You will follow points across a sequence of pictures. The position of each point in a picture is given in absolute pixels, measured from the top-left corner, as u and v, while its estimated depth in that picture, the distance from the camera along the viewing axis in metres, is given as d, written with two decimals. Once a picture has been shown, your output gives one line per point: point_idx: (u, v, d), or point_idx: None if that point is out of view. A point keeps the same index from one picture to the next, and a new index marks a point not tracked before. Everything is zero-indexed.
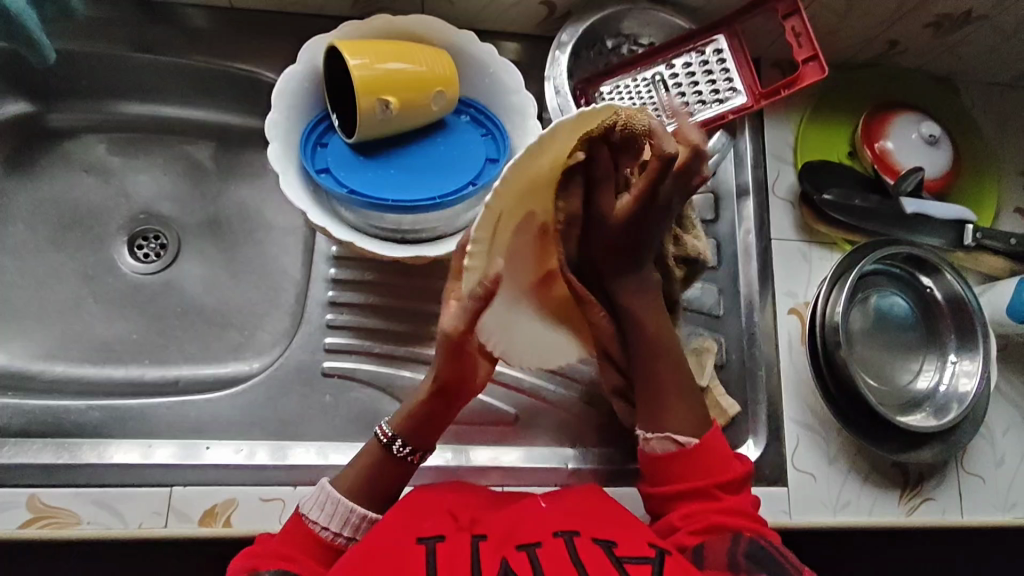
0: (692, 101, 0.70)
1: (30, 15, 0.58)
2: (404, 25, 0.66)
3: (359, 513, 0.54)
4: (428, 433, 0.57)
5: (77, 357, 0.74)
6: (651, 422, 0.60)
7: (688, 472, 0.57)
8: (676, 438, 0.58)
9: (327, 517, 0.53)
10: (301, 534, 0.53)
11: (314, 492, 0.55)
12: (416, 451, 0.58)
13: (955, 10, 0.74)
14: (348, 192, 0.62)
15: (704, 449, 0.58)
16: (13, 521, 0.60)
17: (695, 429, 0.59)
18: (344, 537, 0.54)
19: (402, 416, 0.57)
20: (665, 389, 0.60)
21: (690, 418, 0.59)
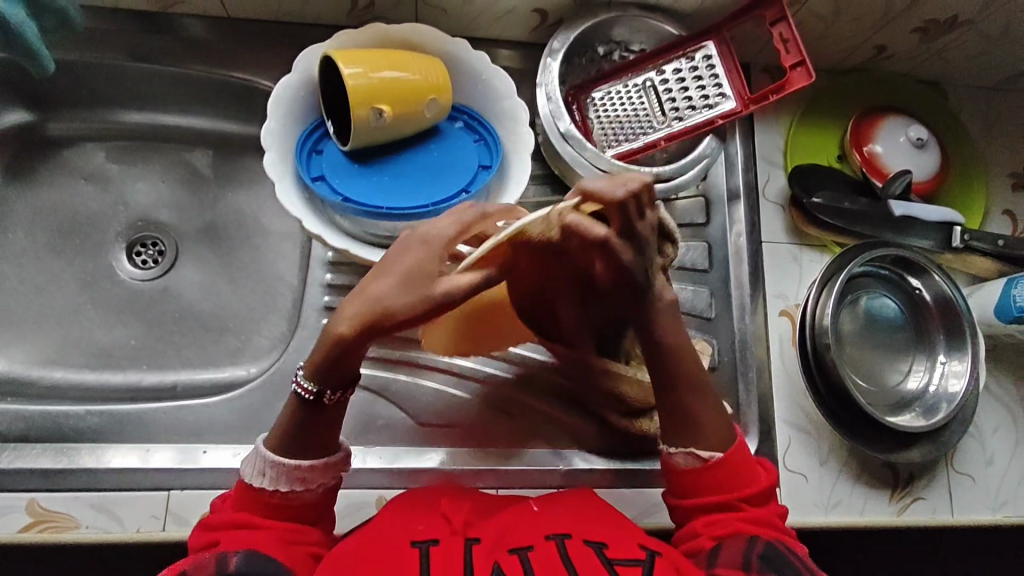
0: (682, 107, 0.71)
1: (29, 27, 0.58)
2: (398, 34, 0.67)
3: (303, 467, 0.53)
4: (351, 372, 0.53)
5: (76, 363, 0.75)
6: (676, 439, 0.59)
7: (713, 486, 0.57)
8: (699, 454, 0.58)
9: (272, 481, 0.53)
10: (253, 502, 0.53)
11: (251, 458, 0.54)
12: (343, 389, 0.54)
13: (941, 15, 0.75)
14: (343, 200, 0.63)
15: (729, 463, 0.57)
16: (13, 525, 0.61)
17: (720, 444, 0.58)
18: (295, 492, 0.53)
19: (315, 362, 0.52)
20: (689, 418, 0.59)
21: (715, 435, 0.58)
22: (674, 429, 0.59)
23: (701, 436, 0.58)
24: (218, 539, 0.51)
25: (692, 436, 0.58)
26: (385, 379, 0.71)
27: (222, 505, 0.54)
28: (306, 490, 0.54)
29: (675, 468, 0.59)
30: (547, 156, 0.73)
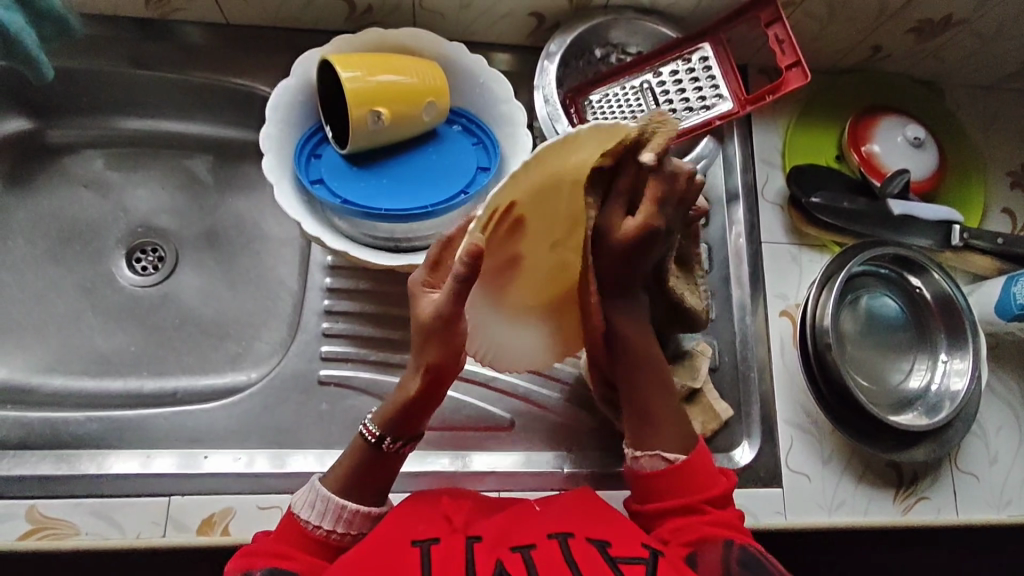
0: (680, 108, 0.71)
1: (27, 33, 0.59)
2: (395, 40, 0.68)
3: (351, 508, 0.54)
4: (415, 425, 0.56)
5: (76, 370, 0.75)
6: (639, 440, 0.60)
7: (673, 490, 0.56)
8: (664, 455, 0.58)
9: (318, 515, 0.53)
10: (294, 533, 0.53)
11: (306, 491, 0.55)
12: (404, 442, 0.56)
13: (935, 14, 0.76)
14: (342, 202, 0.63)
15: (691, 466, 0.57)
16: (12, 533, 0.61)
17: (680, 447, 0.58)
18: (337, 533, 0.53)
19: (383, 413, 0.56)
20: (655, 413, 0.59)
21: (676, 435, 0.59)
22: (637, 429, 0.60)
23: (667, 435, 0.59)
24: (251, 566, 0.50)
25: (654, 438, 0.59)
26: (386, 383, 0.70)
27: (262, 537, 0.53)
28: (345, 535, 0.54)
29: (639, 472, 0.59)
30: None
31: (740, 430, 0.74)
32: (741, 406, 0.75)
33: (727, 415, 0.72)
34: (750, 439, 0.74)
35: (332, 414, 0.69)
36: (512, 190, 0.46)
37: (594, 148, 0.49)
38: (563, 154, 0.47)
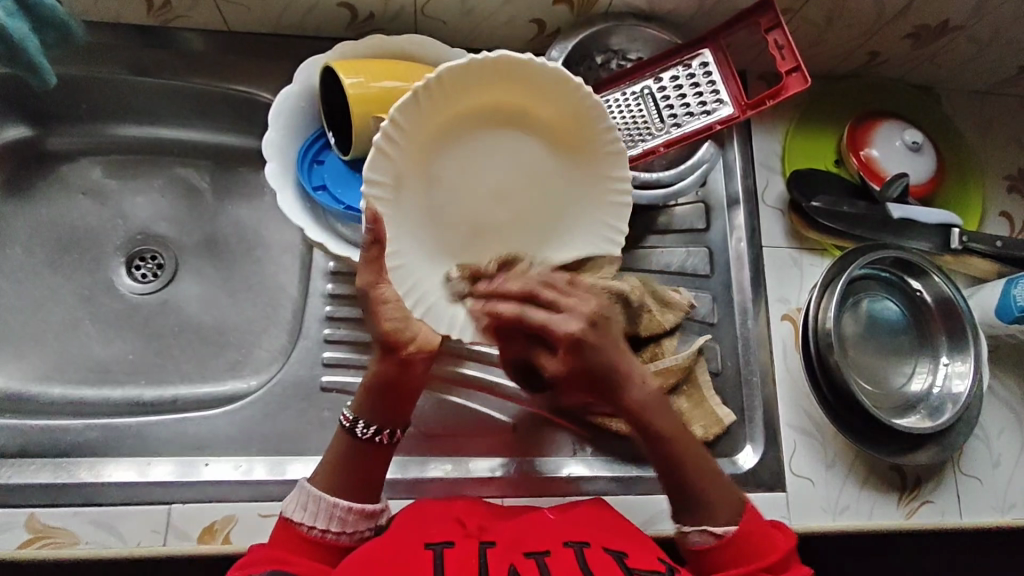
0: (680, 113, 0.71)
1: (30, 40, 0.59)
2: (396, 46, 0.68)
3: (343, 506, 0.53)
4: (396, 412, 0.57)
5: (74, 379, 0.74)
6: (687, 514, 0.57)
7: (732, 564, 0.55)
8: (715, 531, 0.56)
9: (311, 516, 0.53)
10: (291, 538, 0.52)
11: (295, 493, 0.54)
12: (383, 428, 0.56)
13: (932, 20, 0.76)
14: (345, 208, 0.64)
15: (748, 537, 0.55)
16: (11, 543, 0.60)
17: (732, 515, 0.56)
18: (331, 532, 0.53)
19: (359, 399, 0.56)
20: (699, 488, 0.57)
21: (725, 507, 0.57)
22: (682, 504, 0.58)
23: (715, 509, 0.56)
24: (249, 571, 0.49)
25: (703, 510, 0.57)
26: None
27: (261, 544, 0.52)
28: (342, 534, 0.53)
29: (691, 547, 0.57)
30: None
31: (743, 434, 0.74)
32: (744, 411, 0.75)
33: (729, 420, 0.71)
34: (753, 444, 0.73)
35: (334, 420, 0.69)
36: (406, 144, 0.52)
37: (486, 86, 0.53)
38: (433, 104, 0.52)
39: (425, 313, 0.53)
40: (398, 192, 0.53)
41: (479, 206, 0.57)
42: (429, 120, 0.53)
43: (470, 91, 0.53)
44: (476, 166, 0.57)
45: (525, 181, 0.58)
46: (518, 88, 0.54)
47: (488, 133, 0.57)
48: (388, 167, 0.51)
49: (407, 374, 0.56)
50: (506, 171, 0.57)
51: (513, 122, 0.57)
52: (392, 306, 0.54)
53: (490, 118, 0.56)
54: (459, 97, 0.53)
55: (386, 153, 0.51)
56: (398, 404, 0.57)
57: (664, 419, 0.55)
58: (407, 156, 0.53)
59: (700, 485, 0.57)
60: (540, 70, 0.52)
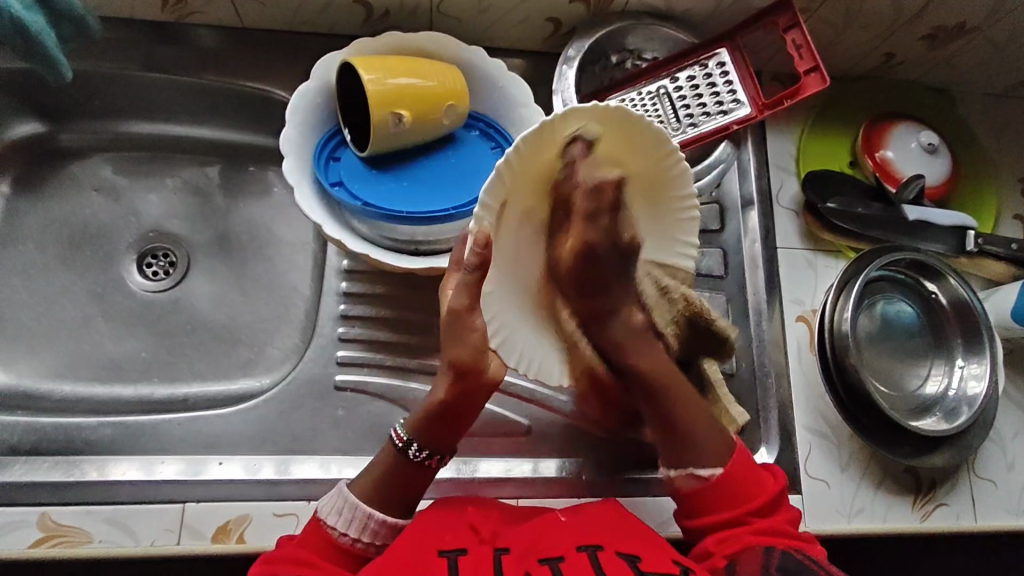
0: (697, 113, 0.71)
1: (47, 34, 0.58)
2: (414, 44, 0.68)
3: (377, 519, 0.54)
4: (450, 433, 0.58)
5: (85, 377, 0.74)
6: (673, 458, 0.60)
7: (719, 503, 0.57)
8: (699, 472, 0.58)
9: (345, 523, 0.53)
10: (320, 540, 0.53)
11: (333, 496, 0.55)
12: (434, 454, 0.57)
13: (950, 22, 0.76)
14: (363, 205, 0.63)
15: (731, 477, 0.57)
16: (23, 541, 0.59)
17: (717, 457, 0.58)
18: (362, 541, 0.53)
19: (415, 418, 0.57)
20: (693, 435, 0.59)
21: (710, 448, 0.59)
22: (670, 446, 0.60)
23: (699, 451, 0.59)
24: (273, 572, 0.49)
25: (693, 453, 0.59)
26: (400, 388, 0.70)
27: (285, 543, 0.53)
28: (372, 545, 0.54)
29: (676, 489, 0.60)
30: None
31: (758, 436, 0.73)
32: (759, 412, 0.74)
33: (744, 420, 0.68)
34: (768, 446, 0.73)
35: (348, 420, 0.68)
36: (509, 184, 0.53)
37: (589, 140, 0.55)
38: (543, 148, 0.53)
39: (502, 343, 0.56)
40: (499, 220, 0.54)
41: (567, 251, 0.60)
42: (536, 166, 0.54)
43: (577, 144, 0.55)
44: (558, 203, 0.58)
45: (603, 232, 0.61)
46: (620, 144, 0.56)
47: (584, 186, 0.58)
48: (497, 193, 0.52)
49: (468, 401, 0.58)
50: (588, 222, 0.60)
51: (611, 170, 0.58)
52: (476, 335, 0.58)
53: (588, 168, 0.58)
54: (564, 147, 0.55)
55: (500, 180, 0.52)
56: (455, 419, 0.58)
57: (641, 354, 0.61)
58: (510, 193, 0.54)
59: (686, 428, 0.59)
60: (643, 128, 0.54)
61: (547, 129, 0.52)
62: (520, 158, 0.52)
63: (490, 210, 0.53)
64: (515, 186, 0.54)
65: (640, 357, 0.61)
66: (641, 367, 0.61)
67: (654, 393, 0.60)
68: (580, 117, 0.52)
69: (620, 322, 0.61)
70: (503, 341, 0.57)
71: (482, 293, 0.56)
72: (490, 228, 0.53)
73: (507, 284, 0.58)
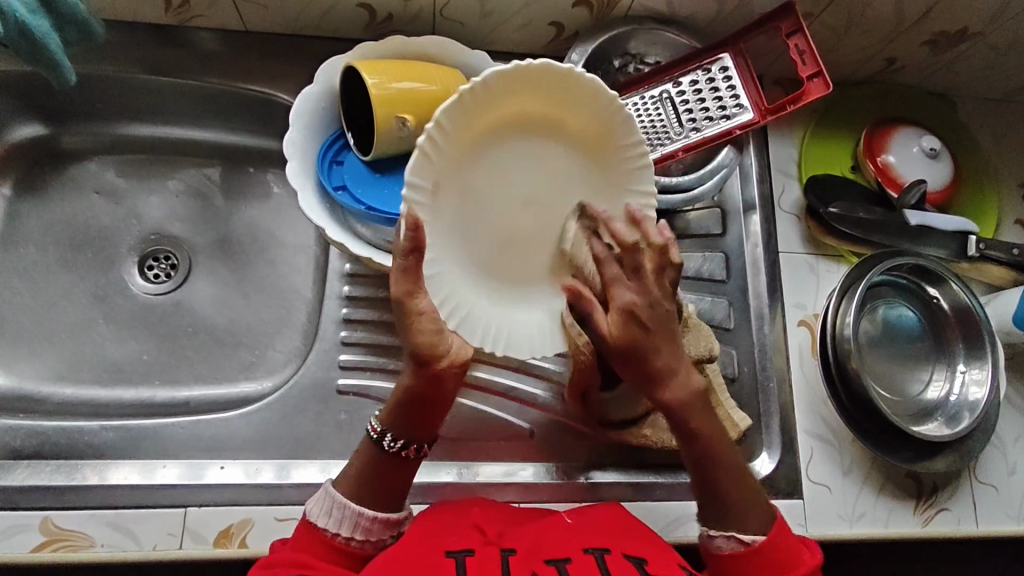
0: (700, 117, 0.71)
1: (52, 38, 0.58)
2: (418, 48, 0.68)
3: (368, 516, 0.53)
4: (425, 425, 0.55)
5: (87, 379, 0.74)
6: (717, 520, 0.57)
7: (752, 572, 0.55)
8: (741, 537, 0.56)
9: (336, 522, 0.53)
10: (315, 541, 0.52)
11: (318, 499, 0.54)
12: (408, 444, 0.55)
13: (951, 28, 0.76)
14: (366, 209, 0.63)
15: (771, 548, 0.55)
16: (25, 545, 0.59)
17: (759, 526, 0.56)
18: (356, 540, 0.53)
19: (387, 409, 0.55)
20: (726, 489, 0.56)
21: (754, 515, 0.56)
22: (711, 509, 0.57)
23: (740, 514, 0.56)
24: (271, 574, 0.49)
25: (732, 518, 0.56)
26: None
27: (282, 546, 0.53)
28: (367, 542, 0.53)
29: (715, 552, 0.57)
30: None
31: (760, 441, 0.73)
32: (760, 416, 0.74)
33: (745, 425, 0.70)
34: (770, 450, 0.73)
35: (350, 423, 0.68)
36: (441, 156, 0.51)
37: (517, 94, 0.52)
38: (471, 113, 0.51)
39: (459, 324, 0.54)
40: (434, 197, 0.52)
41: (513, 214, 0.56)
42: (466, 131, 0.52)
43: (507, 100, 0.52)
44: (495, 166, 0.55)
45: (555, 196, 0.57)
46: (550, 95, 0.54)
47: (525, 144, 0.56)
48: (425, 169, 0.50)
49: (441, 386, 0.53)
50: (535, 181, 0.57)
51: (547, 127, 0.56)
52: (427, 318, 0.51)
53: (523, 126, 0.55)
54: (495, 108, 0.53)
55: (428, 157, 0.50)
56: (429, 417, 0.55)
57: (706, 420, 0.55)
58: (445, 166, 0.52)
59: (724, 488, 0.56)
60: (575, 77, 0.52)
61: (469, 97, 0.50)
62: (450, 124, 0.50)
63: (423, 190, 0.51)
64: (449, 156, 0.52)
65: (699, 419, 0.54)
66: (704, 433, 0.55)
67: (711, 453, 0.56)
68: (502, 76, 0.50)
69: (679, 380, 0.52)
70: (507, 344, 0.55)
71: (430, 276, 0.53)
72: (426, 207, 0.51)
73: (458, 261, 0.55)
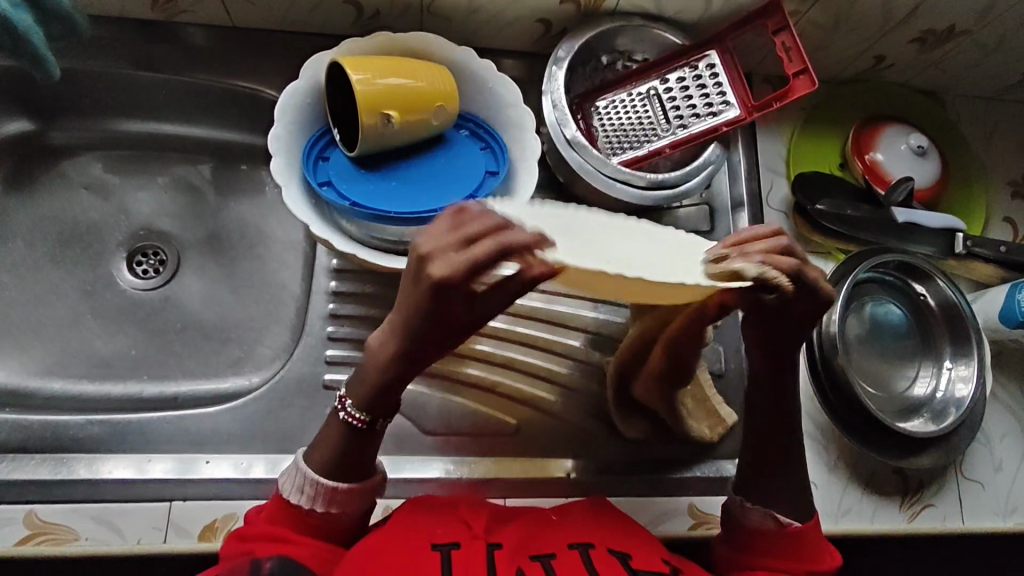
0: (686, 114, 0.71)
1: (35, 32, 0.58)
2: (405, 44, 0.68)
3: (341, 489, 0.53)
4: (389, 397, 0.52)
5: (75, 374, 0.74)
6: (749, 490, 0.60)
7: (779, 553, 0.58)
8: (779, 517, 0.58)
9: (309, 499, 0.53)
10: (291, 516, 0.53)
11: (292, 473, 0.54)
12: (380, 414, 0.52)
13: (938, 25, 0.76)
14: (351, 205, 0.63)
15: (803, 535, 0.58)
16: (10, 538, 0.60)
17: (802, 511, 0.59)
18: (331, 514, 0.53)
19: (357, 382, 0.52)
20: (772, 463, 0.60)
21: (792, 501, 0.59)
22: (763, 483, 0.60)
23: (783, 497, 0.59)
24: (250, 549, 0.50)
25: (776, 497, 0.59)
26: None
27: (256, 516, 0.54)
28: (339, 514, 0.53)
29: (748, 526, 0.59)
30: (555, 165, 0.72)
31: None
32: None
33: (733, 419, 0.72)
34: None
35: None
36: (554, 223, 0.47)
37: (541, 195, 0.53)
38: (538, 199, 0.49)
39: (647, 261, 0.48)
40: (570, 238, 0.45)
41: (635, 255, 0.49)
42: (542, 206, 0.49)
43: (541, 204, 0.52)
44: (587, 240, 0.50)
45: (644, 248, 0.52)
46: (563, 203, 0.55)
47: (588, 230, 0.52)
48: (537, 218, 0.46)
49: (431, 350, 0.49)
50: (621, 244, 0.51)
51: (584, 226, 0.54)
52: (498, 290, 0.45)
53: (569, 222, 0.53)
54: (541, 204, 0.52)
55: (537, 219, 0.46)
56: (422, 354, 0.49)
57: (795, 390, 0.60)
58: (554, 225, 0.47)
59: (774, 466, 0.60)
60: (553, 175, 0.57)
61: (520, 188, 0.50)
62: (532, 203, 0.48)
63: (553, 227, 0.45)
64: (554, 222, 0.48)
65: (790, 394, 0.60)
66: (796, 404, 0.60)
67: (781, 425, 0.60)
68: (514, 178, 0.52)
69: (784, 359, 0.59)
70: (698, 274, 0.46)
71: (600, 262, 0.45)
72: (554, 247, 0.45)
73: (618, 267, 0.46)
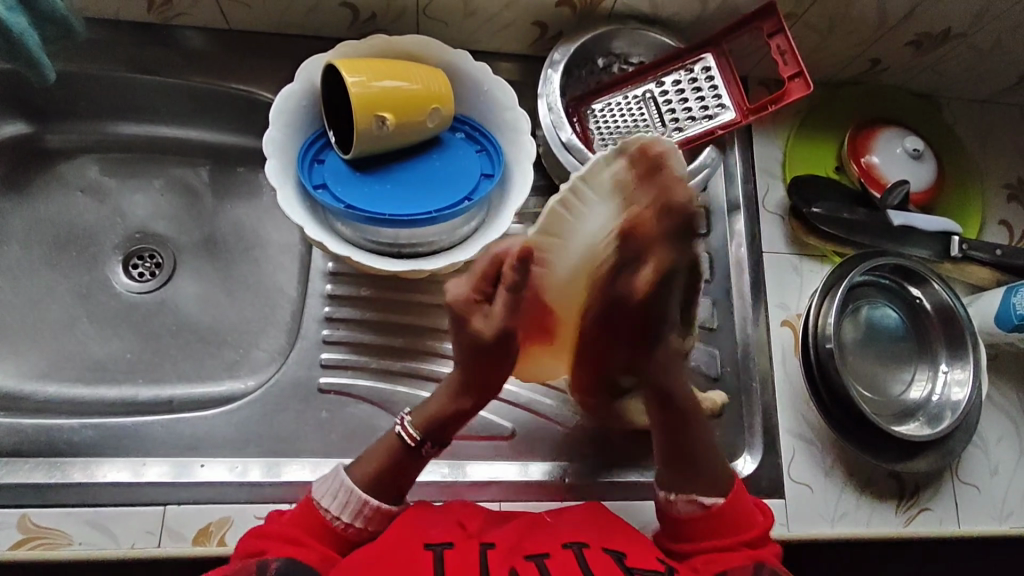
0: (682, 117, 0.71)
1: (31, 35, 0.58)
2: (401, 47, 0.68)
3: (371, 506, 0.56)
4: (449, 429, 0.60)
5: (70, 377, 0.73)
6: (677, 484, 0.61)
7: (715, 531, 0.59)
8: (700, 500, 0.60)
9: (339, 506, 0.55)
10: (313, 519, 0.54)
11: (329, 479, 0.56)
12: (437, 445, 0.60)
13: (934, 28, 0.77)
14: (345, 207, 0.63)
15: (730, 505, 0.60)
16: (3, 543, 0.59)
17: (721, 488, 0.61)
18: (354, 526, 0.55)
19: (424, 414, 0.60)
20: (697, 456, 0.62)
21: (713, 481, 0.61)
22: (687, 478, 0.61)
23: (704, 484, 0.61)
24: (264, 548, 0.51)
25: (693, 483, 0.61)
26: (386, 391, 0.70)
27: (278, 517, 0.55)
28: (363, 530, 0.56)
29: (676, 515, 0.60)
30: (552, 168, 0.73)
31: (742, 440, 0.73)
32: (743, 416, 0.74)
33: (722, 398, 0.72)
34: (752, 450, 0.73)
35: (332, 422, 0.68)
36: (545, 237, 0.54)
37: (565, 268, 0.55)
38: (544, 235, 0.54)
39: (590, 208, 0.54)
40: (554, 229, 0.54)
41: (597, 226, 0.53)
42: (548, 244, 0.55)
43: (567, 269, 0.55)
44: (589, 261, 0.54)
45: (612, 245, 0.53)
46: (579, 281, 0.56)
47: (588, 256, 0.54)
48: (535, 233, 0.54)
49: (486, 386, 0.61)
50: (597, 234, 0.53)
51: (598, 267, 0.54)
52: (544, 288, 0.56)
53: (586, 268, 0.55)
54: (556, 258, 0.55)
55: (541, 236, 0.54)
56: (485, 384, 0.61)
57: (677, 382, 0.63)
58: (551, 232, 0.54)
59: (695, 455, 0.62)
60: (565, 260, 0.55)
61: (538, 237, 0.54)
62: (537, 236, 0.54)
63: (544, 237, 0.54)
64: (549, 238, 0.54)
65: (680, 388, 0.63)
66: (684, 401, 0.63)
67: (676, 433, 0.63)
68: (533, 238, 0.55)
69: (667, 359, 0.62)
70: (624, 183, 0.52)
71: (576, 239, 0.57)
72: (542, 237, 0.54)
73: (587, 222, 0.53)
